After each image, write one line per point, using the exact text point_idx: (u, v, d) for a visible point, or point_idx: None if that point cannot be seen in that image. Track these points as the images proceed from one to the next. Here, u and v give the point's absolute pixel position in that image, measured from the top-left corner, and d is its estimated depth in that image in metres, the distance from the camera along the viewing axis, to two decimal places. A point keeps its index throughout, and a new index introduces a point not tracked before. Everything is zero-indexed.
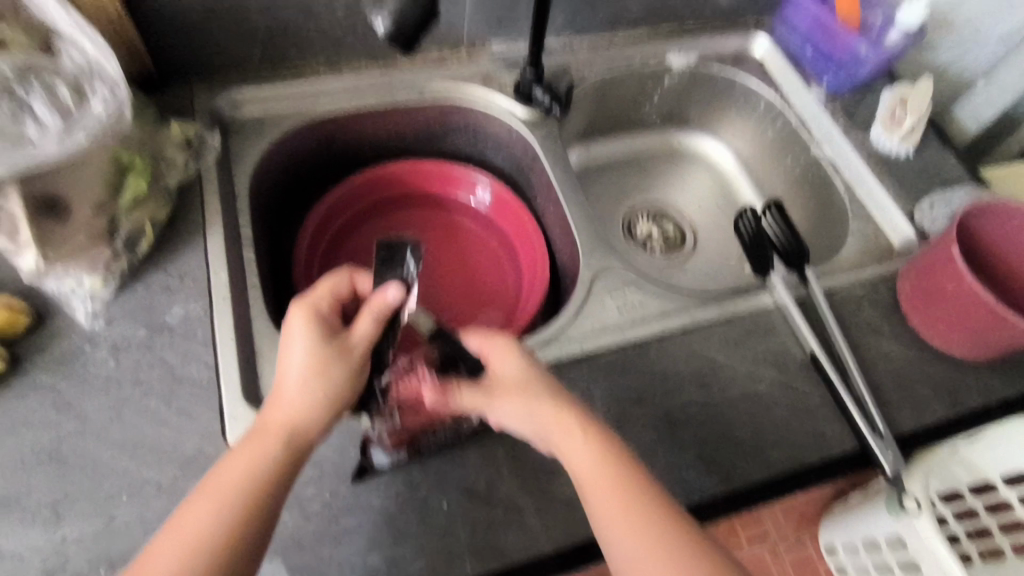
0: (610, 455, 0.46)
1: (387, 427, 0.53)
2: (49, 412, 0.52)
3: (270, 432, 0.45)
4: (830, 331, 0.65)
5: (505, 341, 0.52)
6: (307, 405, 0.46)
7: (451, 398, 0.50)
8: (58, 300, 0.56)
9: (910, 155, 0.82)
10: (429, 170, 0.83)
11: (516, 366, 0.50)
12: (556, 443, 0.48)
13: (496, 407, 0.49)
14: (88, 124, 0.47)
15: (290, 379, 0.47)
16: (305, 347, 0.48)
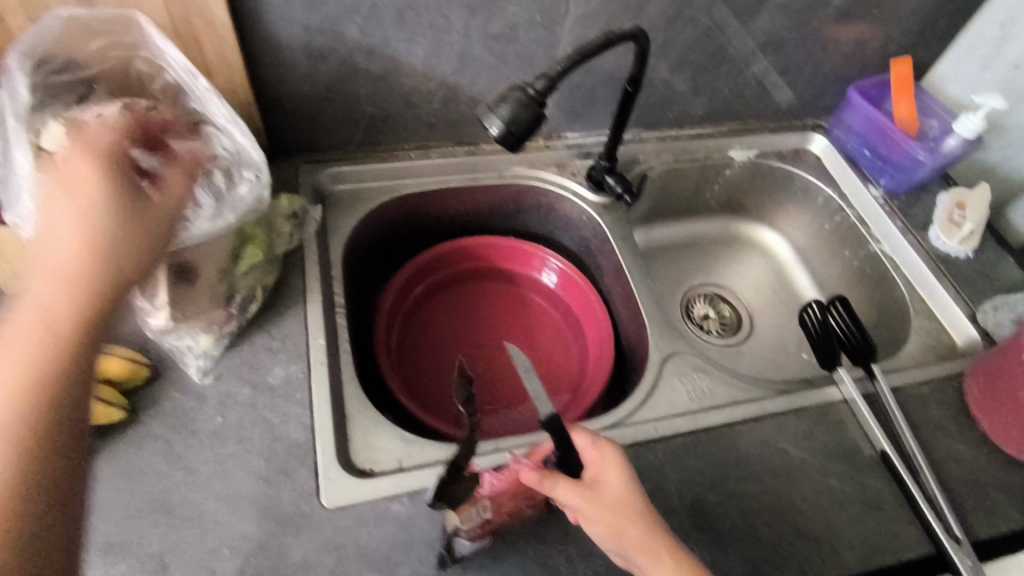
0: None
1: (480, 522, 0.52)
2: (160, 462, 0.56)
3: (21, 384, 0.36)
4: (900, 430, 0.66)
5: (611, 451, 0.52)
6: (74, 256, 0.41)
7: (555, 488, 0.50)
8: (174, 356, 0.61)
9: (968, 257, 0.85)
10: (503, 246, 0.89)
11: (619, 480, 0.51)
12: (634, 557, 0.49)
13: (591, 518, 0.50)
14: (236, 207, 0.53)
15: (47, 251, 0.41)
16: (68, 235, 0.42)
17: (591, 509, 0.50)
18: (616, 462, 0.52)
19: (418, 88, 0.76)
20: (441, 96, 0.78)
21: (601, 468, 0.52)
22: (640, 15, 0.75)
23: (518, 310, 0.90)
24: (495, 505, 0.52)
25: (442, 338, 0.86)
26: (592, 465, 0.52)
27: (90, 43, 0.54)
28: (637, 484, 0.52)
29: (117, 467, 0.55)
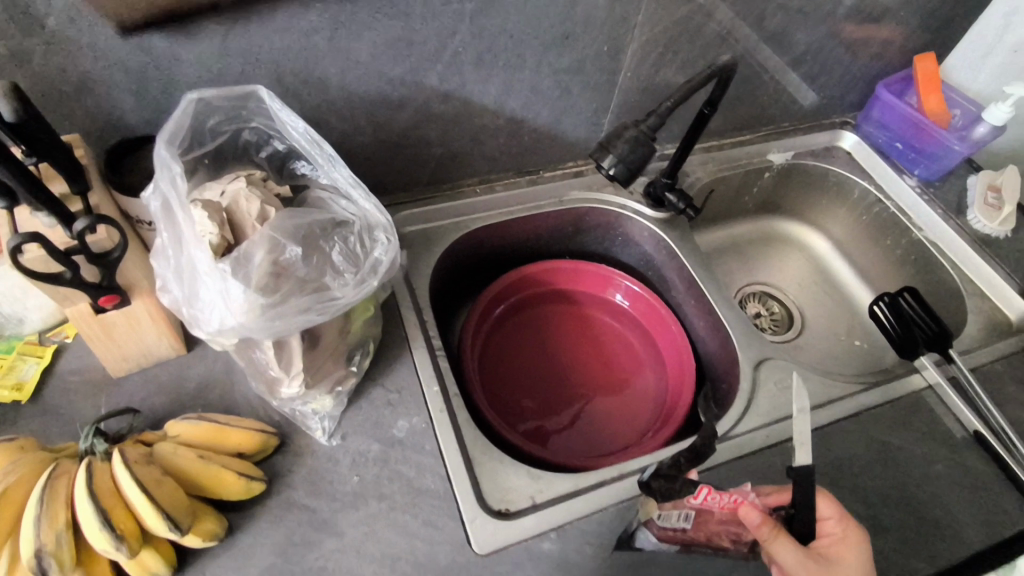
0: None
1: (676, 527, 0.54)
2: (309, 530, 0.55)
3: None
4: (986, 408, 0.71)
5: (857, 535, 0.55)
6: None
7: (771, 538, 0.50)
8: (298, 420, 0.61)
9: (1007, 236, 0.90)
10: (568, 269, 0.90)
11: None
12: None
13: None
14: (377, 270, 0.54)
15: None
16: None
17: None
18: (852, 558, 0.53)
19: (486, 125, 0.77)
20: (507, 130, 0.79)
21: (846, 549, 0.54)
22: (696, 37, 0.78)
23: (587, 331, 0.91)
24: (702, 519, 0.53)
25: (519, 365, 0.87)
26: (830, 541, 0.54)
27: (209, 122, 0.55)
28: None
29: (265, 543, 0.55)
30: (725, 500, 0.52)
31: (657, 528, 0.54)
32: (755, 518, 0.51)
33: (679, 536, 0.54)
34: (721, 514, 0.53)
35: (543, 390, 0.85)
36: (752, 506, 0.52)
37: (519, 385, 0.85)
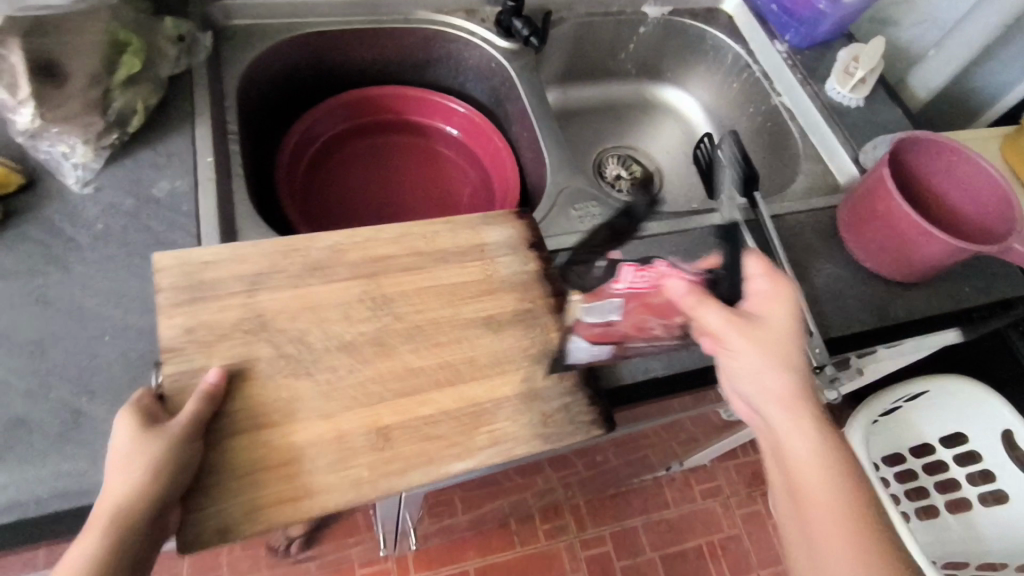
0: (773, 357, 0.51)
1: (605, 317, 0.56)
2: (38, 262, 0.55)
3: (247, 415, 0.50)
4: (774, 247, 0.71)
5: (783, 285, 0.54)
6: (138, 478, 0.43)
7: (699, 305, 0.52)
8: (51, 166, 0.59)
9: (859, 106, 0.89)
10: (409, 96, 0.86)
11: (783, 318, 0.53)
12: (786, 355, 0.51)
13: (740, 351, 0.51)
14: None
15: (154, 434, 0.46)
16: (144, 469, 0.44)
17: (734, 334, 0.52)
18: (785, 301, 0.54)
19: None
20: None
21: (756, 294, 0.54)
22: None
23: (428, 161, 0.88)
24: (630, 305, 0.55)
25: (349, 184, 0.84)
26: (762, 297, 0.54)
27: None
28: (801, 325, 0.53)
29: None
30: (650, 278, 0.56)
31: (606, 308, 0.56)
32: (687, 293, 0.53)
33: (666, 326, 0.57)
34: (663, 299, 0.55)
35: (367, 209, 0.83)
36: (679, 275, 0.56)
37: (342, 202, 0.83)
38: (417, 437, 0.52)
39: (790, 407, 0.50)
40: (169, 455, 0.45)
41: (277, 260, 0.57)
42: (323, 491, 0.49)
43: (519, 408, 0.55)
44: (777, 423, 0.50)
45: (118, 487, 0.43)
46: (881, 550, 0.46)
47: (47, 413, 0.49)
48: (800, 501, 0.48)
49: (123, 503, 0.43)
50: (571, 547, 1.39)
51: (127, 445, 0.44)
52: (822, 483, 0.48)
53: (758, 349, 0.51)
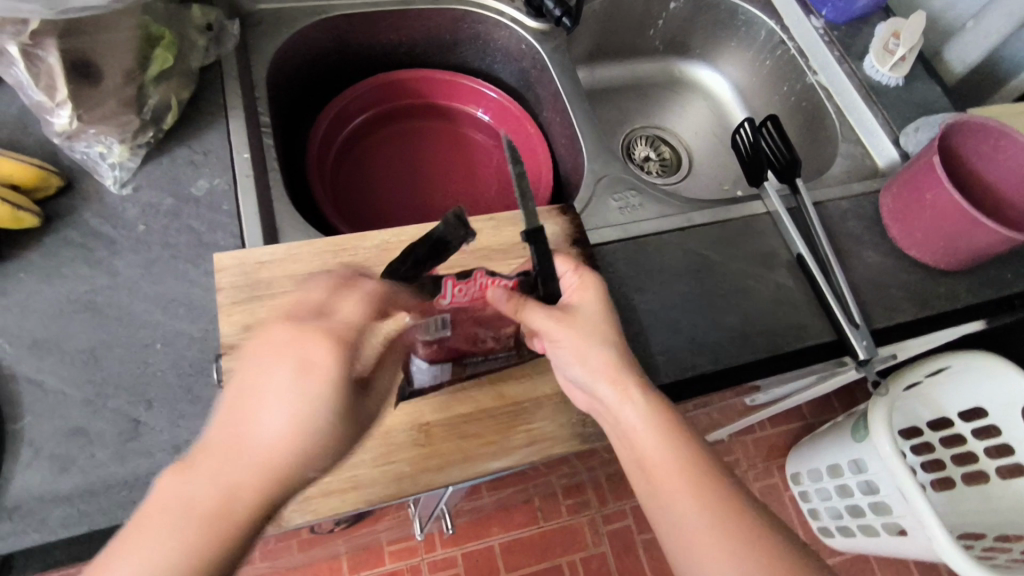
0: (592, 339, 0.51)
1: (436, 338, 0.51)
2: (83, 267, 0.55)
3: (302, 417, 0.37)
4: (817, 236, 0.70)
5: (589, 277, 0.54)
6: (286, 440, 0.36)
7: (521, 310, 0.50)
8: (87, 166, 0.58)
9: (898, 85, 0.86)
10: (439, 81, 0.83)
11: (597, 307, 0.53)
12: (603, 341, 0.51)
13: (565, 342, 0.51)
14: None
15: (263, 429, 0.36)
16: (292, 422, 0.37)
17: (562, 327, 0.51)
18: (590, 292, 0.53)
19: None
20: None
21: (572, 292, 0.54)
22: None
23: (458, 148, 0.87)
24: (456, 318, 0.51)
25: (379, 174, 0.83)
26: (569, 290, 0.54)
27: None
28: (609, 313, 0.53)
29: (38, 272, 0.54)
30: (471, 290, 0.50)
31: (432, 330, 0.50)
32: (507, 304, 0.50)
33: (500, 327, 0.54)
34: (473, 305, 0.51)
35: (398, 199, 0.82)
36: (498, 284, 0.51)
37: (373, 192, 0.81)
38: (456, 435, 0.53)
39: (627, 391, 0.49)
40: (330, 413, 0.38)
41: (327, 261, 0.57)
42: (362, 484, 0.50)
43: (559, 406, 0.55)
44: (625, 410, 0.49)
45: (265, 441, 0.36)
46: (738, 522, 0.46)
47: (106, 423, 0.49)
48: (652, 484, 0.48)
49: (235, 471, 0.35)
50: (593, 522, 1.40)
51: (303, 395, 0.37)
52: (673, 463, 0.47)
53: (580, 339, 0.51)
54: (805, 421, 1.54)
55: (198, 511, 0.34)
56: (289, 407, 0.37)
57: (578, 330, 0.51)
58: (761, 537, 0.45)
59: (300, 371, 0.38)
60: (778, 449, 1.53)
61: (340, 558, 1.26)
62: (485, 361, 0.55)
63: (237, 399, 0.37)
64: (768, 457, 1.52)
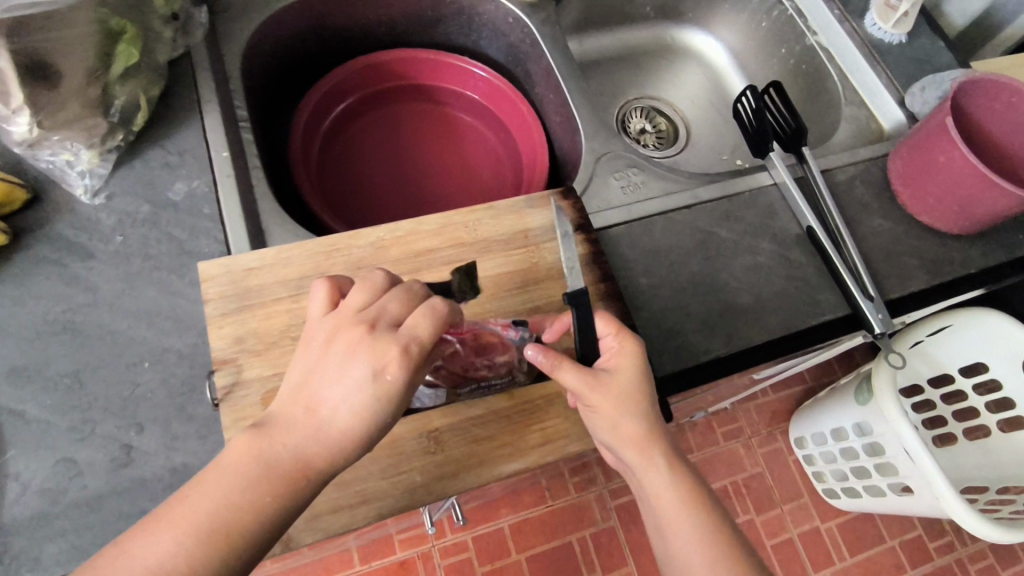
0: (625, 405, 0.47)
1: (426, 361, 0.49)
2: (59, 285, 0.51)
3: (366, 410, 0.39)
4: (826, 206, 0.67)
5: (630, 341, 0.50)
6: (350, 421, 0.39)
7: (555, 368, 0.48)
8: (54, 175, 0.54)
9: (902, 42, 0.82)
10: (424, 61, 0.79)
11: (633, 372, 0.48)
12: (636, 412, 0.47)
13: (596, 408, 0.47)
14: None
15: (331, 412, 0.39)
16: (363, 393, 0.39)
17: (592, 396, 0.47)
18: (627, 355, 0.49)
19: None
20: None
21: (609, 355, 0.50)
22: None
23: (447, 131, 0.83)
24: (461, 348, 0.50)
25: (366, 162, 0.79)
26: (607, 352, 0.50)
27: None
28: (649, 379, 0.49)
29: (11, 293, 0.50)
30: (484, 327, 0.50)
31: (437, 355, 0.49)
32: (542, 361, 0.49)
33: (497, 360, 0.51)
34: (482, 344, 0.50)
35: (387, 189, 0.78)
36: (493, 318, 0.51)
37: (361, 183, 0.78)
38: (467, 440, 0.50)
39: (654, 460, 0.46)
40: (390, 407, 0.40)
41: (320, 263, 0.54)
42: (373, 499, 0.47)
43: (572, 401, 0.53)
44: (653, 482, 0.47)
45: (331, 419, 0.39)
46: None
47: (97, 450, 0.47)
48: (676, 558, 0.46)
49: (304, 444, 0.39)
50: (600, 498, 1.38)
51: (367, 389, 0.39)
52: (699, 543, 0.45)
53: (609, 410, 0.47)
54: (807, 385, 1.54)
55: (267, 470, 0.39)
56: (347, 386, 0.39)
57: (609, 397, 0.47)
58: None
59: (373, 353, 0.40)
60: (780, 414, 1.53)
61: (349, 549, 1.25)
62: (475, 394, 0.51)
63: (309, 376, 0.41)
64: (770, 423, 1.52)
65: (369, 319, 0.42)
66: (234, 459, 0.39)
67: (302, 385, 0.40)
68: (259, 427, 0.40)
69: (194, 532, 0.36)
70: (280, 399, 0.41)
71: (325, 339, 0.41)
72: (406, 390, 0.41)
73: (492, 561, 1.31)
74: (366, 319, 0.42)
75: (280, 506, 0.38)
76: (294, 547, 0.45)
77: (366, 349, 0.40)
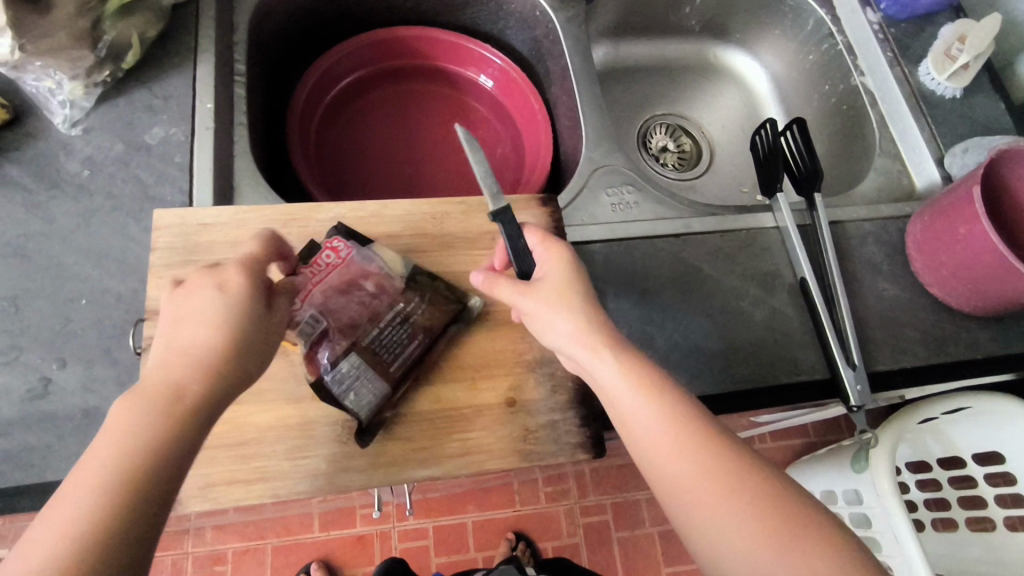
0: (568, 301, 0.45)
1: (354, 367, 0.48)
2: (18, 209, 0.52)
3: (227, 327, 0.37)
4: (826, 260, 0.63)
5: (558, 248, 0.48)
6: (217, 340, 0.36)
7: (492, 285, 0.47)
8: (38, 101, 0.55)
9: (955, 97, 0.75)
10: (443, 42, 0.77)
11: (565, 272, 0.47)
12: (577, 308, 0.44)
13: (535, 311, 0.45)
14: None
15: (202, 343, 0.35)
16: (223, 312, 0.37)
17: (524, 300, 0.46)
18: (558, 258, 0.48)
19: None
20: None
21: (543, 260, 0.48)
22: None
23: (456, 117, 0.81)
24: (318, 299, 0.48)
25: (368, 136, 0.78)
26: (540, 261, 0.49)
27: None
28: (584, 280, 0.47)
29: None
30: (326, 271, 0.50)
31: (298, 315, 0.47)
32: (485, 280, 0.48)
33: (365, 296, 0.51)
34: (337, 286, 0.50)
35: (383, 166, 0.77)
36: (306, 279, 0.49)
37: (359, 156, 0.77)
38: (382, 436, 0.49)
39: (598, 350, 0.43)
40: (248, 311, 0.38)
41: (275, 230, 0.53)
42: (273, 478, 0.46)
43: (502, 417, 0.50)
44: (603, 374, 0.42)
45: (200, 344, 0.35)
46: (758, 491, 0.37)
47: (17, 377, 0.47)
48: (647, 452, 0.40)
49: (186, 377, 0.34)
50: (569, 512, 1.35)
51: (216, 297, 0.37)
52: (667, 427, 0.39)
53: (541, 310, 0.45)
54: (808, 439, 1.47)
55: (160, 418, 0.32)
56: (204, 316, 0.36)
57: (547, 298, 0.45)
58: (799, 530, 0.35)
59: (225, 281, 0.38)
60: (774, 464, 1.47)
61: (311, 513, 1.26)
62: (392, 348, 0.50)
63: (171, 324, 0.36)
64: None
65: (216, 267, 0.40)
66: (116, 424, 0.31)
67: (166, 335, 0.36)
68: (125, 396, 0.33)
69: (83, 514, 0.28)
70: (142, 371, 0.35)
71: (177, 293, 0.38)
72: (257, 290, 0.39)
73: (448, 554, 1.29)
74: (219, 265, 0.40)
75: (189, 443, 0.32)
76: (182, 511, 0.45)
77: (216, 279, 0.38)
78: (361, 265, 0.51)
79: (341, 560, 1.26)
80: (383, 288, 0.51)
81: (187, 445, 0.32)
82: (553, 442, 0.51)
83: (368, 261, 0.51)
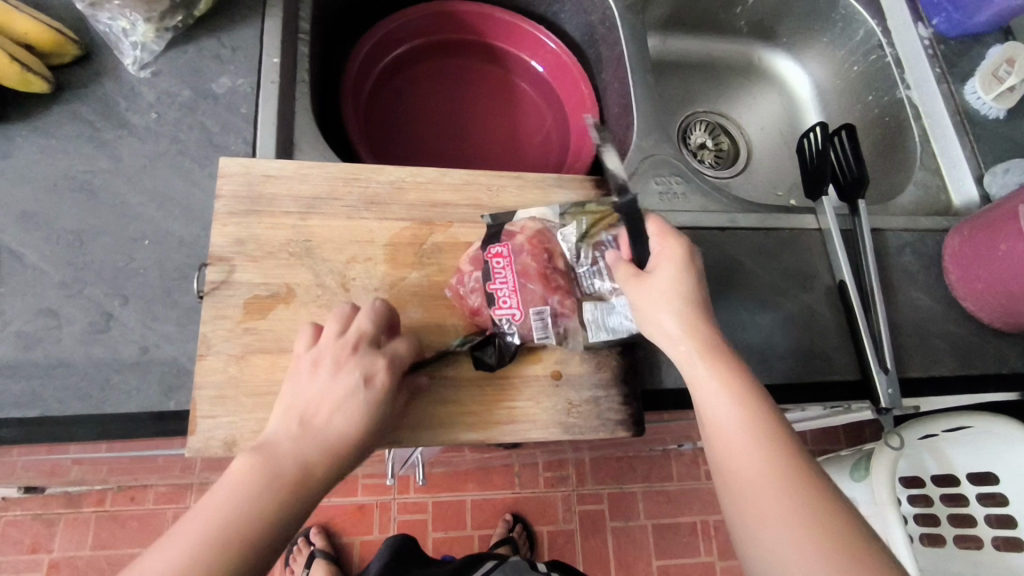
0: (672, 289, 0.45)
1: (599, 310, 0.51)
2: (86, 146, 0.52)
3: (363, 421, 0.41)
4: (865, 265, 0.64)
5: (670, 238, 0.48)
6: (348, 425, 0.40)
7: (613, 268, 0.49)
8: (109, 41, 0.55)
9: (999, 118, 0.76)
10: (498, 21, 0.77)
11: (672, 263, 0.46)
12: (681, 301, 0.45)
13: (636, 298, 0.46)
14: None
15: (336, 424, 0.40)
16: (364, 386, 0.42)
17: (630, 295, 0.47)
18: (672, 253, 0.47)
19: None
20: None
21: (655, 253, 0.47)
22: None
23: (503, 95, 0.81)
24: (523, 301, 0.49)
25: (416, 108, 0.78)
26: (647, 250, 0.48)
27: None
28: (693, 270, 0.46)
29: (40, 141, 0.52)
30: (507, 275, 0.50)
31: (523, 333, 0.50)
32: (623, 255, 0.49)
33: (544, 259, 0.51)
34: (521, 273, 0.50)
35: (428, 138, 0.77)
36: (499, 309, 0.49)
37: (405, 126, 0.77)
38: (432, 397, 0.50)
39: (697, 355, 0.43)
40: (380, 410, 0.42)
41: (337, 188, 0.54)
42: None
43: (546, 389, 0.52)
44: (703, 388, 0.43)
45: (336, 423, 0.40)
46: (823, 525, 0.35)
47: (79, 311, 0.48)
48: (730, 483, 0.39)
49: (315, 455, 0.39)
50: (567, 499, 1.34)
51: (360, 393, 0.41)
52: (752, 447, 0.39)
53: (644, 305, 0.46)
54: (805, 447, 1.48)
55: (274, 485, 0.37)
56: (342, 398, 0.41)
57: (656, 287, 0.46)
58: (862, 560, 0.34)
59: (370, 364, 0.42)
60: None
61: None
62: (591, 278, 0.52)
63: (317, 401, 0.41)
64: None
65: (343, 339, 0.43)
66: (242, 484, 0.36)
67: (308, 416, 0.40)
68: (266, 448, 0.38)
69: (204, 550, 0.34)
70: (278, 423, 0.40)
71: (326, 367, 0.42)
72: (395, 386, 0.43)
73: (446, 530, 1.30)
74: (353, 340, 0.43)
75: (289, 515, 0.37)
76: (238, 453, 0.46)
77: (361, 360, 0.43)
78: (518, 244, 0.51)
79: (341, 526, 1.27)
80: (539, 249, 0.51)
81: (301, 510, 0.37)
82: (595, 418, 0.52)
83: (514, 245, 0.51)
